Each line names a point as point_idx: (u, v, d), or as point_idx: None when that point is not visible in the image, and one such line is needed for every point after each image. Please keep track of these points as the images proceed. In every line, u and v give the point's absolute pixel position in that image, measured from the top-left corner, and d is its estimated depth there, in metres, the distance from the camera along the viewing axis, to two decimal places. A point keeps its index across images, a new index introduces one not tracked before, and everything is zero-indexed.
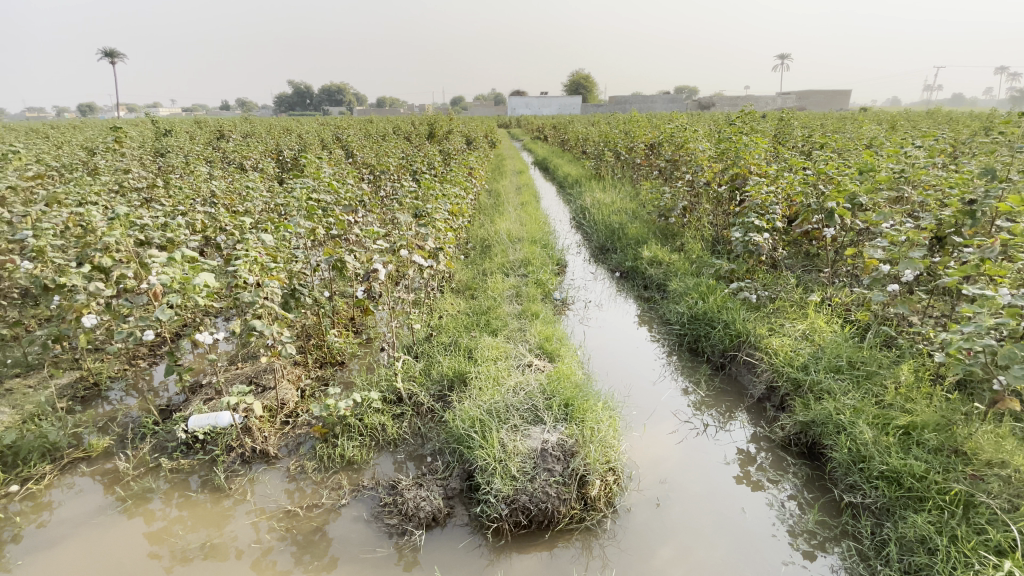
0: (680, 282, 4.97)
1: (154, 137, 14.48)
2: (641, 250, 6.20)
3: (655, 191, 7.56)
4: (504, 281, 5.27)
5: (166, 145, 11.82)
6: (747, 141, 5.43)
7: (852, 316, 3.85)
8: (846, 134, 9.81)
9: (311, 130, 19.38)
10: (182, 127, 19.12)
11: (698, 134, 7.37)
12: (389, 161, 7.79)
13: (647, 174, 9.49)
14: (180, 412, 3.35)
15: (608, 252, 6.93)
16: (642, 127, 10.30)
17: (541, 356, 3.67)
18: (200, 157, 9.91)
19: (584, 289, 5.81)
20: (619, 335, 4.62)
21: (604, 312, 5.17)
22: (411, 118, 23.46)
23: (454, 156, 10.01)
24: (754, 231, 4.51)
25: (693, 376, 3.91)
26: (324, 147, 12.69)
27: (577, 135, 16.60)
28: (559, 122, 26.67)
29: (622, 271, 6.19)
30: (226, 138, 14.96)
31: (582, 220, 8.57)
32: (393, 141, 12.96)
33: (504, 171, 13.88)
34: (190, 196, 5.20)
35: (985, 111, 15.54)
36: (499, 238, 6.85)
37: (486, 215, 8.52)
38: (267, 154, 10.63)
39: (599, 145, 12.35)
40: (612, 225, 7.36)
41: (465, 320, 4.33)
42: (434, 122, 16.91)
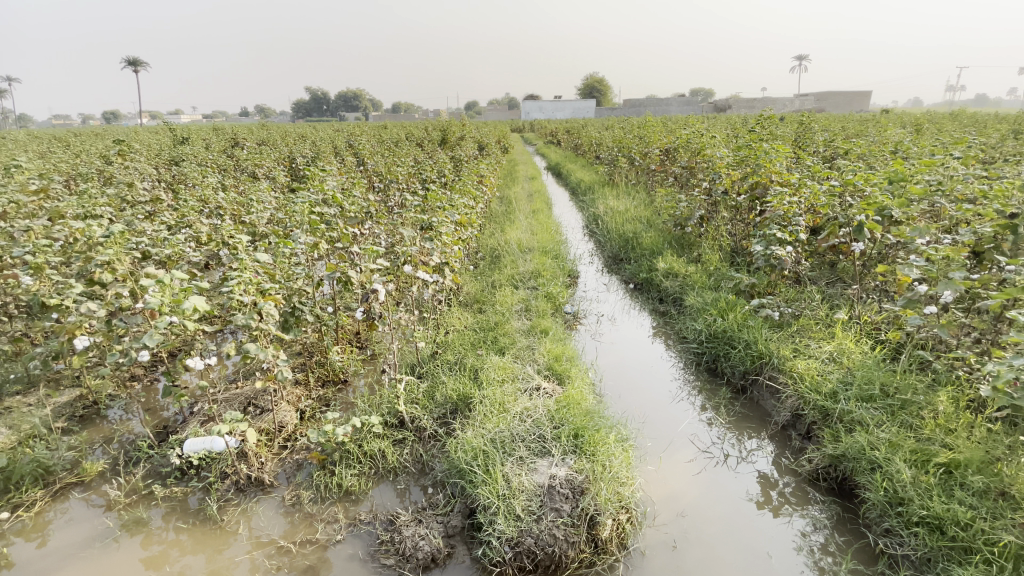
0: (697, 297, 4.75)
1: (171, 146, 14.65)
2: (656, 261, 5.99)
3: (671, 199, 7.34)
4: (513, 294, 5.11)
5: (181, 154, 11.94)
6: (768, 148, 5.20)
7: (883, 336, 3.61)
8: (869, 138, 9.49)
9: (324, 136, 19.51)
10: (199, 136, 19.35)
11: (715, 140, 7.14)
12: (398, 170, 7.68)
13: (662, 180, 9.26)
14: (176, 435, 3.25)
15: (622, 262, 6.73)
16: (657, 132, 10.07)
17: (550, 378, 3.49)
18: (213, 166, 9.94)
19: (597, 302, 5.62)
20: (633, 353, 4.42)
21: (617, 327, 4.96)
22: (424, 124, 23.53)
23: (465, 163, 9.91)
24: (776, 244, 4.28)
25: (712, 399, 3.70)
26: (337, 154, 12.70)
27: (591, 140, 16.42)
28: (573, 126, 26.41)
29: (636, 283, 5.99)
30: (241, 145, 15.12)
31: (595, 228, 8.38)
32: (405, 148, 12.93)
33: (516, 177, 13.75)
34: (195, 208, 5.13)
35: (1018, 111, 14.96)
36: (509, 248, 6.70)
37: (497, 223, 8.37)
38: (278, 163, 10.63)
39: (612, 150, 12.15)
40: (626, 235, 7.16)
41: (472, 337, 4.18)
42: (447, 128, 16.88)
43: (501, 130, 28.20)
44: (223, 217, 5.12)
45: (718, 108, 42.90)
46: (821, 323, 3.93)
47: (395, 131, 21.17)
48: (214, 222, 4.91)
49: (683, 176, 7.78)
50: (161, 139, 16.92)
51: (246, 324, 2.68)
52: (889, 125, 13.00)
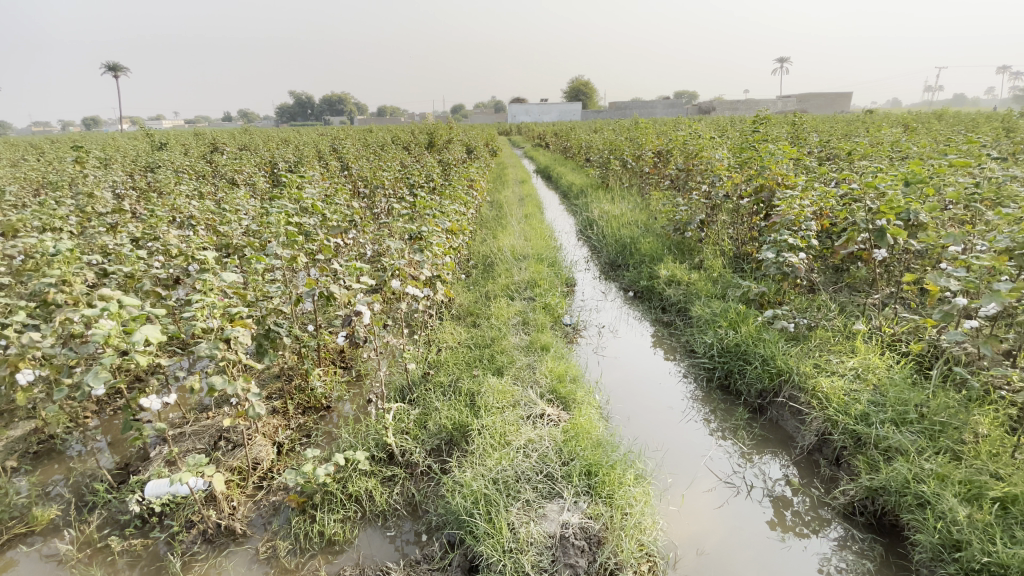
0: (704, 308, 4.48)
1: (146, 152, 14.13)
2: (656, 267, 5.73)
3: (668, 202, 7.10)
4: (509, 307, 4.80)
5: (156, 160, 11.45)
6: (774, 150, 4.97)
7: (909, 350, 3.36)
8: (863, 138, 9.38)
9: (308, 141, 19.09)
10: (179, 141, 18.75)
11: (712, 142, 6.92)
12: (384, 175, 7.34)
13: (656, 183, 9.05)
14: (137, 476, 2.88)
15: (619, 268, 6.47)
16: (649, 134, 9.87)
17: (554, 403, 3.19)
18: (190, 173, 9.49)
19: (596, 312, 5.33)
20: (639, 369, 4.14)
21: (619, 339, 4.68)
22: (410, 128, 23.20)
23: (454, 167, 9.61)
24: (788, 251, 4.04)
25: (728, 420, 3.44)
26: (321, 159, 12.32)
27: (580, 143, 16.23)
28: (560, 128, 26.27)
29: (636, 291, 5.72)
30: (219, 150, 14.63)
31: (589, 233, 8.13)
32: (391, 152, 12.58)
33: (505, 181, 13.44)
34: (165, 219, 4.75)
35: (1003, 111, 15.09)
36: (502, 255, 6.39)
37: (488, 229, 8.06)
38: (259, 168, 10.20)
39: (604, 153, 11.93)
40: (623, 240, 6.90)
41: (467, 355, 3.86)
42: (433, 132, 16.57)
43: (488, 133, 27.93)
44: (195, 227, 4.74)
45: (704, 111, 43.23)
46: (840, 335, 3.68)
47: (381, 134, 20.75)
48: (185, 234, 4.52)
49: (680, 179, 7.55)
50: (137, 144, 16.31)
51: (211, 354, 2.34)
52: (878, 125, 13.00)
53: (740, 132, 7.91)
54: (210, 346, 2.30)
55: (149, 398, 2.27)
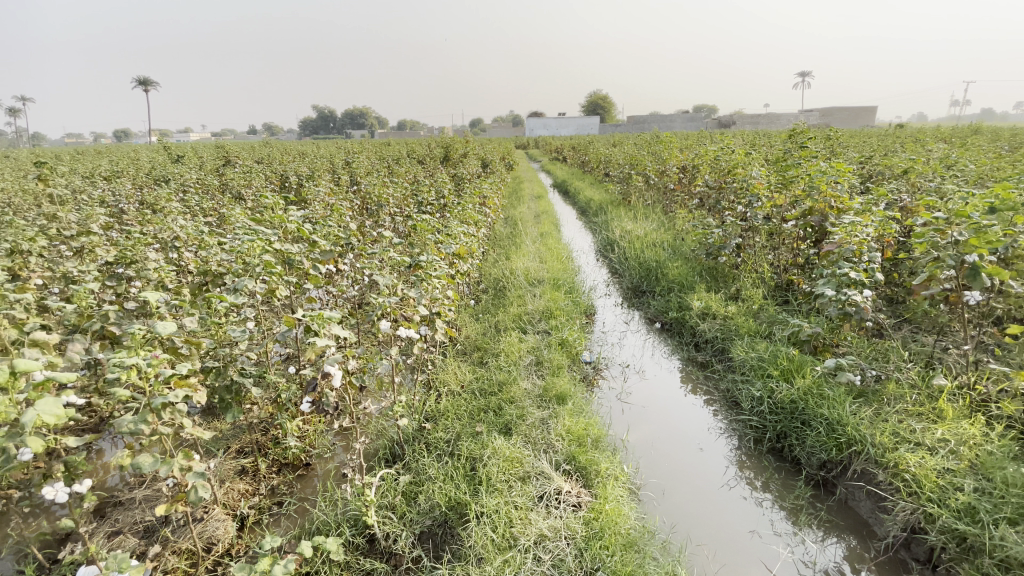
0: (748, 350, 3.88)
1: (159, 164, 14.01)
2: (686, 296, 5.15)
3: (697, 222, 6.51)
4: (521, 342, 4.27)
5: (165, 173, 11.28)
6: (824, 168, 4.38)
7: (1012, 419, 2.73)
8: (910, 153, 8.66)
9: (324, 155, 19.04)
10: (194, 153, 18.79)
11: (746, 159, 6.35)
12: (393, 193, 6.91)
13: (682, 200, 8.49)
14: (69, 559, 2.40)
15: (644, 294, 5.90)
16: (674, 148, 9.33)
17: (572, 476, 2.64)
18: (196, 187, 9.21)
19: (619, 346, 4.76)
20: (671, 421, 3.54)
21: (646, 382, 4.09)
22: (427, 143, 23.16)
23: (467, 183, 9.18)
24: (850, 288, 3.43)
25: (786, 498, 2.83)
26: (332, 174, 12.02)
27: (599, 157, 15.77)
28: (579, 143, 26.04)
29: (663, 321, 5.14)
30: (232, 164, 14.46)
31: (610, 253, 7.59)
32: (404, 166, 12.22)
33: (521, 196, 12.96)
34: (147, 240, 4.35)
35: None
36: (516, 280, 5.86)
37: (501, 249, 7.55)
38: (268, 181, 9.90)
39: (625, 167, 11.37)
40: (648, 263, 6.32)
41: (470, 404, 3.33)
42: (449, 146, 16.26)
43: (507, 148, 27.67)
44: (177, 249, 4.31)
45: (724, 125, 42.39)
46: (918, 391, 3.05)
47: (398, 147, 20.50)
48: (166, 257, 4.11)
49: (710, 197, 6.96)
50: (156, 158, 16.26)
51: (137, 431, 1.85)
52: (921, 140, 12.17)
53: (776, 146, 7.32)
54: (137, 418, 1.83)
55: (57, 485, 1.80)
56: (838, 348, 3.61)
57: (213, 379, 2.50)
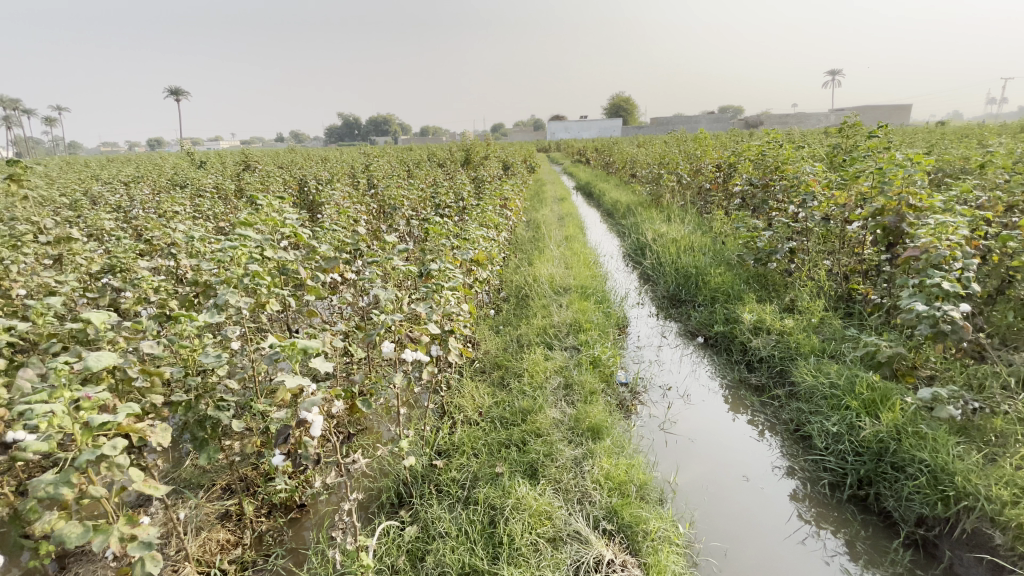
0: (814, 375, 3.33)
1: (180, 170, 14.02)
2: (732, 308, 4.60)
3: (740, 224, 5.93)
4: (548, 361, 3.79)
5: (185, 178, 11.20)
6: (899, 160, 3.79)
7: None
8: (973, 147, 7.89)
9: (345, 159, 18.93)
10: (218, 159, 18.89)
11: (795, 156, 5.76)
12: (410, 196, 6.51)
13: (719, 201, 7.91)
14: None
15: (682, 304, 5.36)
16: (709, 145, 8.74)
17: (613, 537, 2.16)
18: (213, 192, 9.02)
19: (658, 364, 4.25)
20: (726, 458, 3.00)
21: (693, 409, 3.56)
22: (448, 146, 23.00)
23: (488, 185, 8.76)
24: (946, 302, 2.85)
25: (879, 564, 2.26)
26: (351, 177, 11.78)
27: (625, 157, 15.22)
28: (602, 144, 25.48)
29: (708, 336, 4.59)
30: (251, 168, 14.40)
31: (641, 258, 7.07)
32: (423, 168, 11.90)
33: (544, 199, 12.50)
34: (143, 247, 4.02)
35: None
36: (541, 288, 5.38)
37: (524, 254, 7.08)
38: (285, 185, 9.66)
39: (653, 167, 10.80)
40: (687, 270, 5.76)
41: (490, 437, 2.87)
42: (471, 147, 15.90)
43: (528, 150, 27.34)
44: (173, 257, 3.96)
45: (752, 125, 41.14)
46: None
47: (420, 151, 20.27)
48: (159, 264, 3.77)
49: (753, 197, 6.36)
50: (180, 164, 16.33)
51: (59, 497, 1.43)
52: (974, 134, 11.35)
53: (826, 140, 6.69)
54: (58, 478, 1.41)
55: None
56: (925, 372, 3.03)
57: (183, 413, 2.09)
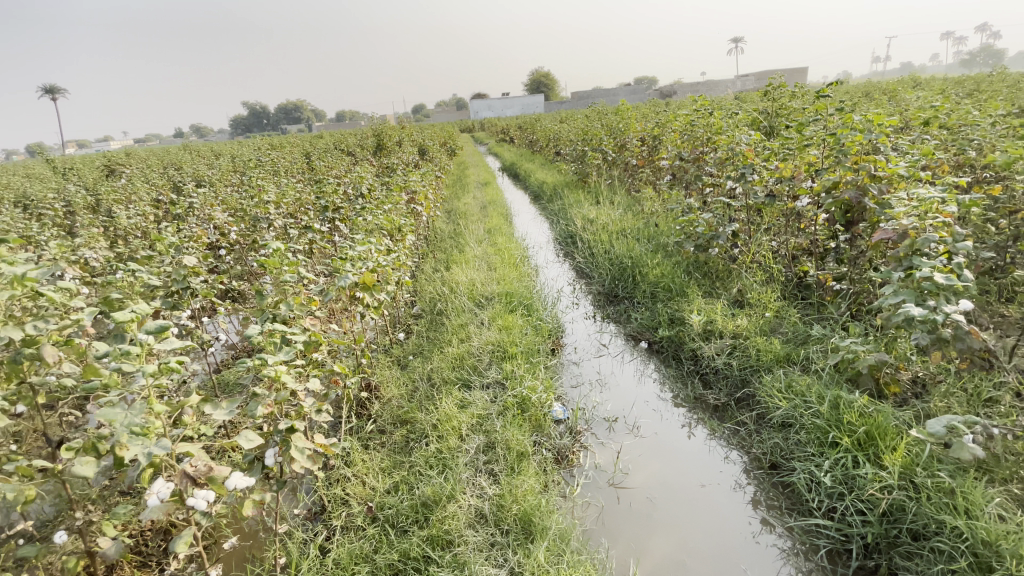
0: (787, 398, 2.75)
1: (28, 181, 11.73)
2: (677, 307, 3.98)
3: (674, 203, 5.32)
4: (463, 408, 2.98)
5: (25, 193, 9.22)
6: (854, 122, 3.23)
7: None
8: (889, 103, 7.76)
9: (241, 153, 16.89)
10: (84, 164, 16.27)
11: (726, 124, 5.17)
12: (291, 199, 5.36)
13: (648, 176, 7.34)
14: None
15: (621, 300, 4.71)
16: (633, 115, 8.14)
17: None
18: (53, 210, 7.33)
19: (600, 385, 3.54)
20: (696, 522, 2.32)
21: (647, 447, 2.86)
22: (361, 132, 21.28)
23: (397, 175, 7.71)
24: (941, 300, 2.29)
25: None
26: (240, 176, 10.22)
27: (548, 134, 14.50)
28: (524, 121, 24.70)
29: (652, 340, 3.93)
30: (121, 174, 12.34)
31: (572, 247, 6.37)
32: (326, 161, 10.55)
33: (466, 185, 11.57)
34: None
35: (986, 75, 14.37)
36: (457, 300, 4.51)
37: (441, 256, 6.15)
38: (152, 194, 8.05)
39: (577, 144, 10.08)
40: (622, 260, 5.09)
41: (379, 557, 2.04)
42: (382, 132, 14.55)
43: (450, 132, 26.03)
44: None
45: (667, 94, 41.97)
46: None
47: (330, 140, 18.45)
48: None
49: (685, 173, 5.78)
50: (34, 175, 13.77)
51: None
52: (878, 90, 11.60)
53: (755, 103, 6.23)
54: None
55: None
56: (908, 374, 2.60)
57: None
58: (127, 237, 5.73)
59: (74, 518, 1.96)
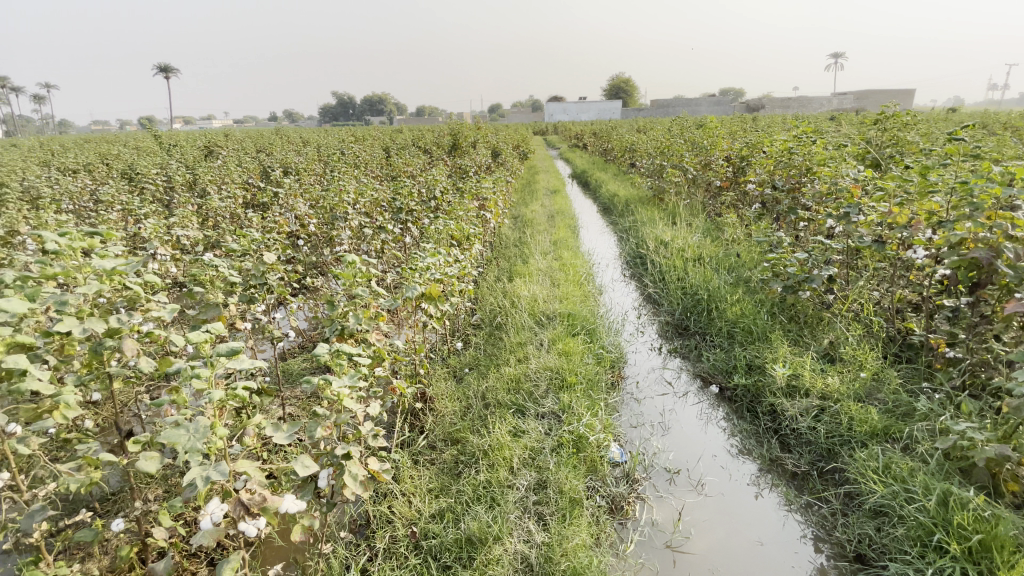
0: (884, 482, 2.45)
1: (140, 155, 12.91)
2: (756, 352, 3.67)
3: (759, 235, 4.94)
4: (517, 437, 2.87)
5: (136, 166, 10.13)
6: (994, 171, 2.82)
7: None
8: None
9: (325, 142, 17.77)
10: (187, 142, 17.72)
11: (829, 155, 4.72)
12: (367, 197, 5.47)
13: (731, 200, 6.91)
14: None
15: (691, 335, 4.42)
16: (720, 134, 7.70)
17: None
18: (157, 185, 7.97)
19: (663, 428, 3.30)
20: None
21: (712, 508, 2.61)
22: (437, 128, 21.76)
23: (470, 179, 7.74)
24: None
25: None
26: (321, 165, 10.70)
27: (624, 145, 14.13)
28: (600, 129, 24.30)
29: (724, 386, 3.65)
30: (218, 154, 13.31)
31: (641, 269, 6.11)
32: (403, 156, 10.83)
33: (536, 190, 11.49)
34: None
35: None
36: (518, 315, 4.40)
37: (505, 265, 6.08)
38: (242, 176, 8.57)
39: (655, 158, 9.69)
40: (696, 292, 4.79)
41: None
42: (458, 131, 14.76)
43: (523, 134, 26.10)
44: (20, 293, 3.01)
45: (754, 108, 39.96)
46: None
47: (408, 135, 19.00)
48: None
49: (775, 202, 5.35)
50: (146, 149, 15.12)
51: None
52: (1007, 123, 10.32)
53: (863, 132, 5.68)
54: None
55: None
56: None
57: None
58: (216, 218, 6.09)
59: (137, 505, 2.04)
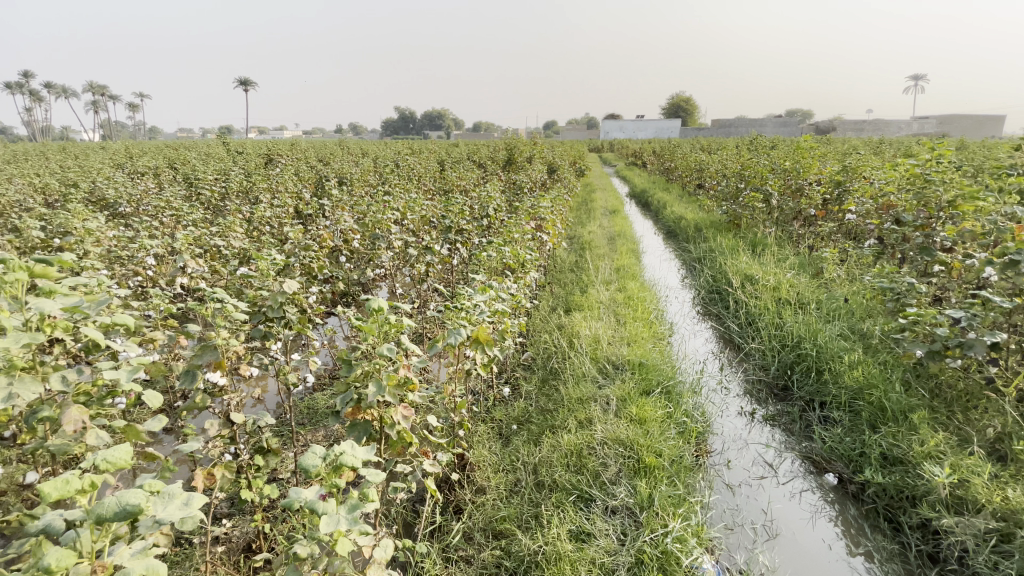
0: None
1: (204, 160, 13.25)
2: (892, 439, 2.82)
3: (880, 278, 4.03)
4: (580, 541, 2.19)
5: (198, 171, 10.27)
6: None
7: None
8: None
9: (380, 153, 17.85)
10: (251, 148, 18.31)
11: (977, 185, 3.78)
12: (416, 213, 4.99)
13: (827, 232, 5.95)
14: None
15: (792, 401, 3.59)
16: (813, 155, 6.75)
17: None
18: (212, 191, 7.90)
19: (771, 533, 2.51)
20: None
21: None
22: (491, 142, 21.63)
23: (527, 196, 7.18)
24: None
25: None
26: (374, 177, 10.48)
27: (690, 165, 13.22)
28: (659, 147, 23.36)
29: (848, 479, 2.83)
30: (277, 162, 13.55)
31: (718, 307, 5.28)
32: (457, 170, 10.45)
33: (594, 210, 10.83)
34: None
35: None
36: (579, 360, 3.72)
37: (561, 293, 5.44)
38: (296, 185, 8.42)
39: (730, 181, 8.80)
40: (798, 345, 3.95)
41: None
42: (514, 146, 14.34)
43: (579, 152, 25.61)
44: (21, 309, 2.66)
45: (827, 130, 37.62)
46: None
47: (463, 149, 18.85)
48: None
49: (897, 239, 4.41)
50: (215, 155, 15.63)
51: None
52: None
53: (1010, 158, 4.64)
54: None
55: None
56: None
57: None
58: (260, 227, 5.79)
59: None
